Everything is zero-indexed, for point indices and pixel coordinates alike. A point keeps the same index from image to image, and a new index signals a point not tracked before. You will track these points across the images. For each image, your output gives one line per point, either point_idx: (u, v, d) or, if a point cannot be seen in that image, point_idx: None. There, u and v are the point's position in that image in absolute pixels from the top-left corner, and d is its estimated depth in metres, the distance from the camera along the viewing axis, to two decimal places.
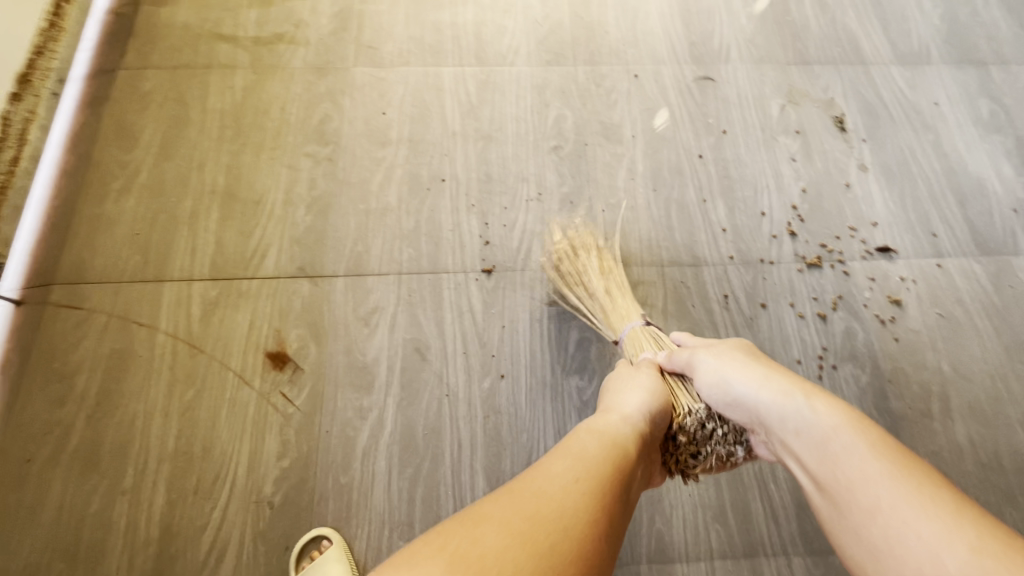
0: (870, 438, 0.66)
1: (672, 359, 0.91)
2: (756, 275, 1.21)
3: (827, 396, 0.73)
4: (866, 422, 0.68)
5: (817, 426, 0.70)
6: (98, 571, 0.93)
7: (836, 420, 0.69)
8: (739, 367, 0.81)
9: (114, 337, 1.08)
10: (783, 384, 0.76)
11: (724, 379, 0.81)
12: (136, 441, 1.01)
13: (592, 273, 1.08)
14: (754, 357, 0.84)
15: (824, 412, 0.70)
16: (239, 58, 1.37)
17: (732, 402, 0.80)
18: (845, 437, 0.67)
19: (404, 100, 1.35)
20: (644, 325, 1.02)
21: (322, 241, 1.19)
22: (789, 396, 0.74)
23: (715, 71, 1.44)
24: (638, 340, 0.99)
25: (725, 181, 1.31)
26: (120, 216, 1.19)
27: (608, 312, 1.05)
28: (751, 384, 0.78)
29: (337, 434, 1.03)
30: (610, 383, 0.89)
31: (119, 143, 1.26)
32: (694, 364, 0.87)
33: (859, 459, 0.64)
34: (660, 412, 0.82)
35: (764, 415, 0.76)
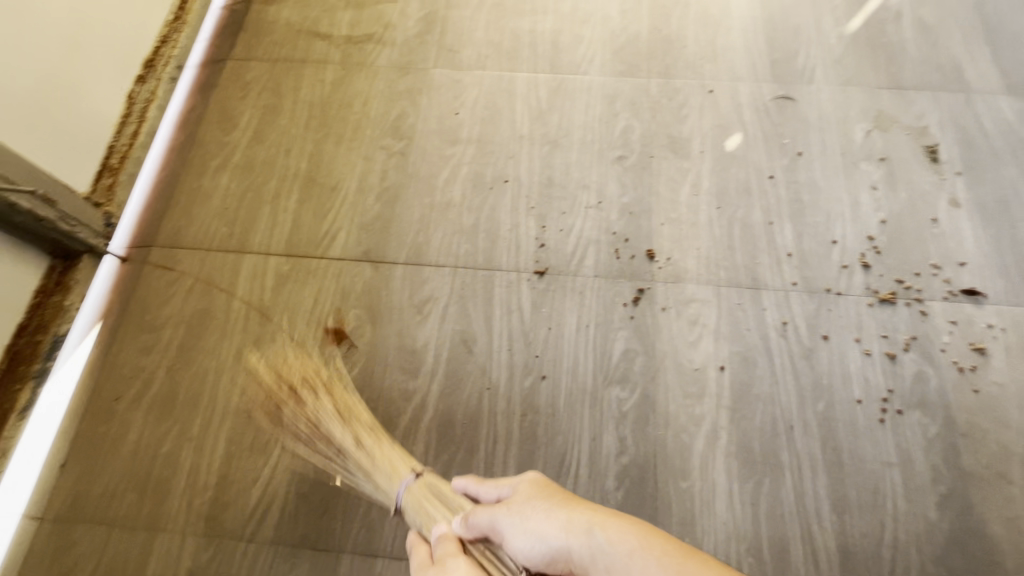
0: (665, 555, 0.59)
1: (470, 527, 0.72)
2: (821, 305, 1.16)
3: (619, 516, 0.64)
4: (657, 533, 0.61)
5: (620, 557, 0.61)
6: (163, 506, 1.03)
7: (632, 545, 0.60)
8: (541, 518, 0.67)
9: (197, 299, 1.20)
10: (584, 517, 0.65)
11: (533, 538, 0.67)
12: (206, 393, 1.11)
13: (333, 427, 0.95)
14: (549, 493, 0.71)
15: (620, 539, 0.61)
16: (331, 55, 1.48)
17: (548, 560, 0.66)
18: (643, 562, 0.59)
19: (477, 102, 1.40)
20: (416, 478, 0.84)
21: (388, 229, 1.26)
22: (589, 531, 0.64)
23: (796, 91, 1.39)
24: (422, 507, 0.80)
25: (796, 205, 1.26)
26: (214, 191, 1.32)
27: (369, 472, 0.90)
28: (558, 535, 0.65)
29: (381, 413, 1.09)
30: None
31: (221, 125, 1.40)
32: (497, 528, 0.70)
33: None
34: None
35: (578, 567, 0.64)
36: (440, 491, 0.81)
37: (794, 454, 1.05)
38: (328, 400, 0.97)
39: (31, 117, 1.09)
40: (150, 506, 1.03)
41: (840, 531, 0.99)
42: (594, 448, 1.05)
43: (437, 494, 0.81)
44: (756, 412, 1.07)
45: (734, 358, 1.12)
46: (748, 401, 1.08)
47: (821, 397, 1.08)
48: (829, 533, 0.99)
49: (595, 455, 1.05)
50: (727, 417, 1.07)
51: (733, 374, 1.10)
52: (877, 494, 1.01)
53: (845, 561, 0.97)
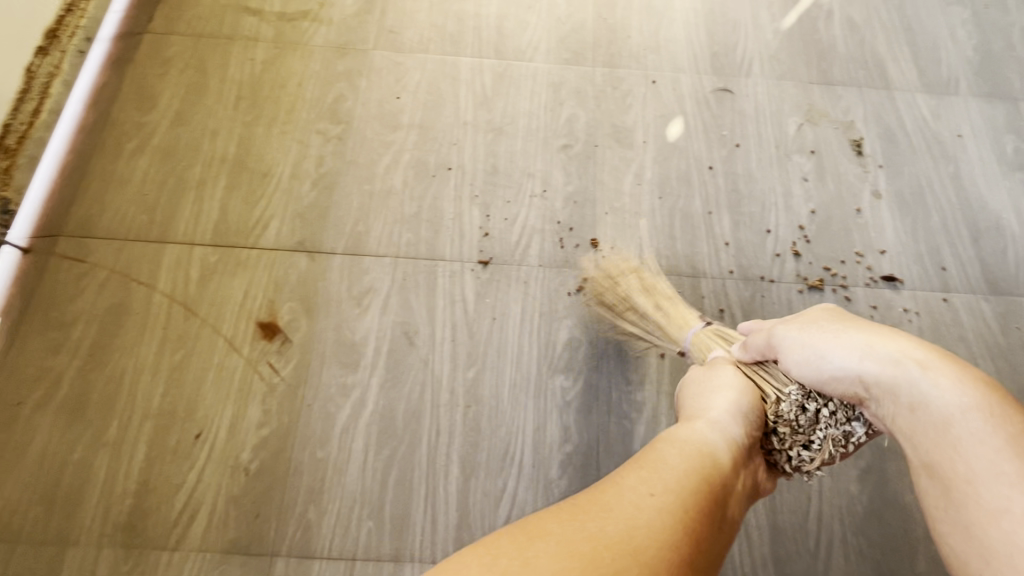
0: (999, 418, 0.65)
1: (751, 350, 0.91)
2: (755, 292, 1.20)
3: (944, 362, 0.70)
4: (992, 395, 0.67)
5: (937, 401, 0.68)
6: (74, 518, 0.95)
7: (954, 396, 0.68)
8: (831, 337, 0.80)
9: (112, 293, 1.11)
10: (891, 351, 0.74)
11: (821, 356, 0.79)
12: (124, 394, 1.03)
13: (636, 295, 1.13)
14: (842, 321, 0.82)
15: (950, 386, 0.68)
16: (263, 32, 1.39)
17: (829, 379, 0.79)
18: (963, 412, 0.66)
19: (419, 86, 1.36)
20: (705, 327, 1.03)
21: (325, 217, 1.20)
22: (900, 364, 0.72)
23: (735, 84, 1.42)
24: (705, 346, 0.99)
25: (733, 195, 1.29)
26: (131, 175, 1.22)
27: (664, 326, 1.07)
28: (848, 359, 0.77)
29: (318, 409, 1.04)
30: (695, 390, 0.90)
31: (138, 105, 1.29)
32: (779, 345, 0.86)
33: (983, 444, 0.64)
34: (749, 407, 0.84)
35: (865, 388, 0.75)
36: (726, 334, 1.00)
37: None
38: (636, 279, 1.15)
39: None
40: (60, 518, 0.95)
41: (772, 508, 1.04)
42: (537, 439, 1.05)
43: (723, 335, 1.00)
44: None
45: None
46: None
47: None
48: (761, 510, 1.03)
49: (540, 444, 1.05)
50: (667, 402, 1.09)
51: (673, 360, 1.13)
52: None
53: (775, 536, 1.02)
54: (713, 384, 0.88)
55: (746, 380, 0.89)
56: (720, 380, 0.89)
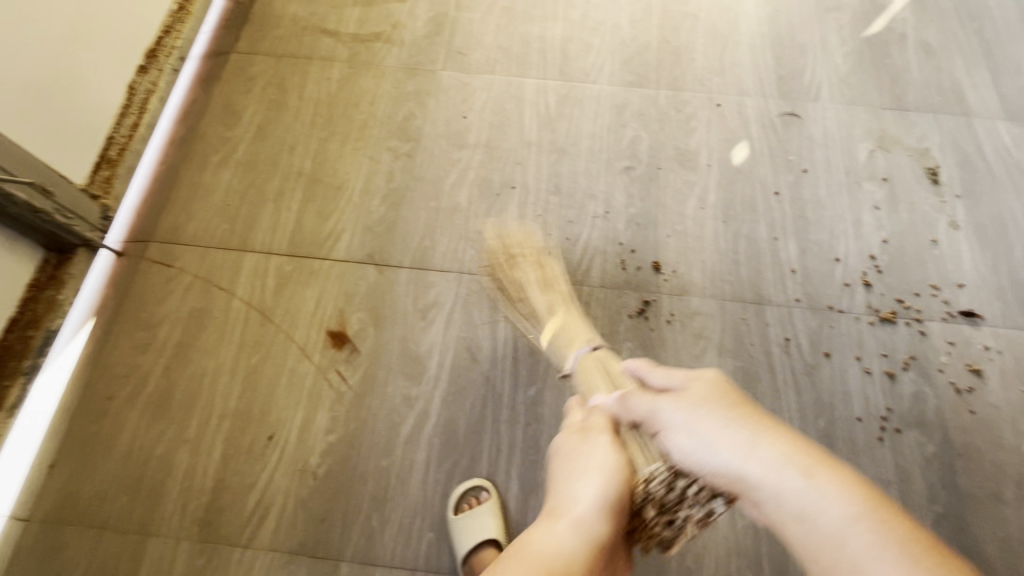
0: (891, 531, 0.55)
1: (627, 409, 0.78)
2: (823, 322, 1.17)
3: (825, 464, 0.61)
4: (882, 503, 0.58)
5: (823, 510, 0.58)
6: (156, 509, 1.01)
7: (844, 505, 0.58)
8: (718, 424, 0.67)
9: (196, 297, 1.17)
10: (776, 451, 0.63)
11: (702, 446, 0.67)
12: (204, 394, 1.09)
13: (532, 288, 1.09)
14: (725, 400, 0.70)
15: (834, 493, 0.59)
16: (338, 52, 1.46)
17: (710, 472, 0.66)
18: (855, 527, 0.56)
19: (485, 106, 1.40)
20: (592, 350, 0.96)
21: (393, 231, 1.24)
22: (783, 466, 0.62)
23: (802, 108, 1.40)
24: (591, 376, 0.92)
25: (800, 221, 1.27)
26: (216, 186, 1.29)
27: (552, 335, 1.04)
28: (732, 451, 0.65)
29: (384, 419, 1.07)
30: (564, 465, 0.78)
31: (224, 120, 1.37)
32: (659, 419, 0.73)
33: (872, 562, 0.54)
34: (615, 492, 0.71)
35: (745, 488, 0.64)
36: (611, 372, 0.91)
37: None
38: (533, 269, 1.11)
39: (33, 103, 1.05)
40: (143, 509, 1.01)
41: None
42: None
43: (608, 376, 0.91)
44: None
45: (737, 372, 1.12)
46: None
47: (823, 414, 1.09)
48: None
49: None
50: None
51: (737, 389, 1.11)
52: None
53: None
54: (584, 460, 0.76)
55: (618, 451, 0.76)
56: (589, 457, 0.76)
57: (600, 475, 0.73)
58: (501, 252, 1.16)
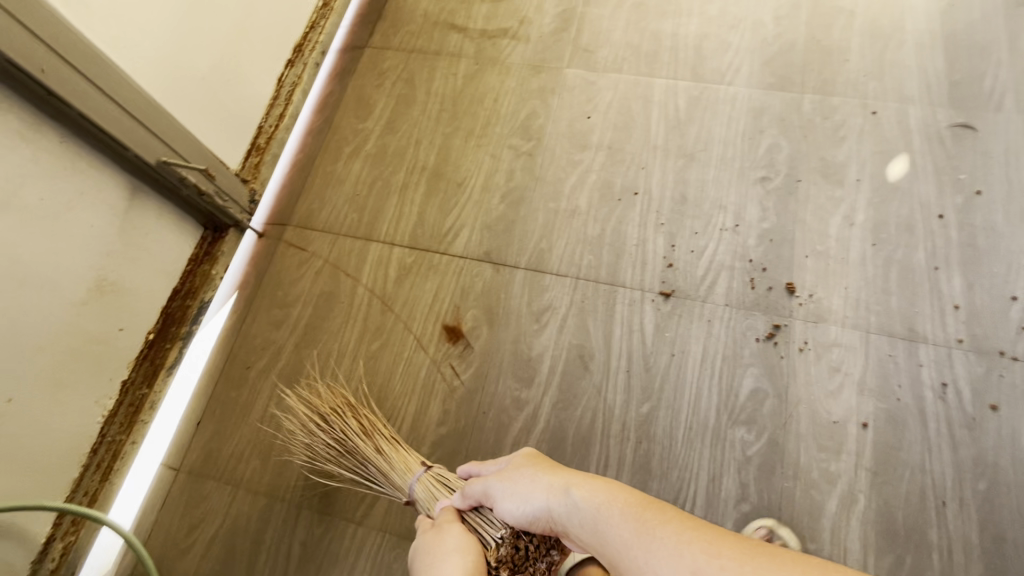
0: (628, 505, 0.63)
1: (467, 499, 0.81)
2: (991, 369, 1.02)
3: (589, 477, 0.69)
4: (628, 492, 0.65)
5: (587, 512, 0.65)
6: (283, 475, 1.09)
7: (601, 501, 0.64)
8: (523, 479, 0.74)
9: (325, 280, 1.25)
10: (559, 479, 0.70)
11: (519, 500, 0.72)
12: (328, 374, 1.16)
13: (354, 439, 0.99)
14: (535, 461, 0.77)
15: (590, 494, 0.66)
16: (465, 48, 1.48)
17: (530, 519, 0.72)
18: (609, 511, 0.63)
19: (610, 106, 1.35)
20: (428, 472, 0.93)
21: (510, 231, 1.24)
22: (565, 491, 0.69)
23: (978, 119, 1.23)
24: (428, 494, 0.90)
25: (968, 250, 1.11)
26: (347, 176, 1.36)
27: (388, 477, 0.95)
28: (540, 497, 0.70)
29: (493, 418, 1.08)
30: (424, 560, 0.78)
31: (356, 113, 1.44)
32: (489, 494, 0.77)
33: (623, 541, 0.60)
34: (470, 566, 0.75)
35: (557, 525, 0.69)
36: (446, 478, 0.92)
37: (945, 537, 0.93)
38: (351, 421, 1.01)
39: (210, 94, 1.17)
40: (272, 474, 1.09)
41: None
42: (711, 490, 0.99)
43: (445, 483, 0.91)
44: (902, 479, 0.97)
45: (880, 415, 1.01)
46: (894, 465, 0.98)
47: (985, 475, 0.96)
48: None
49: (714, 497, 0.99)
50: (868, 479, 0.97)
51: (878, 433, 1.00)
52: None
53: None
54: (439, 549, 0.77)
55: (468, 537, 0.79)
56: (445, 543, 0.78)
57: (456, 555, 0.76)
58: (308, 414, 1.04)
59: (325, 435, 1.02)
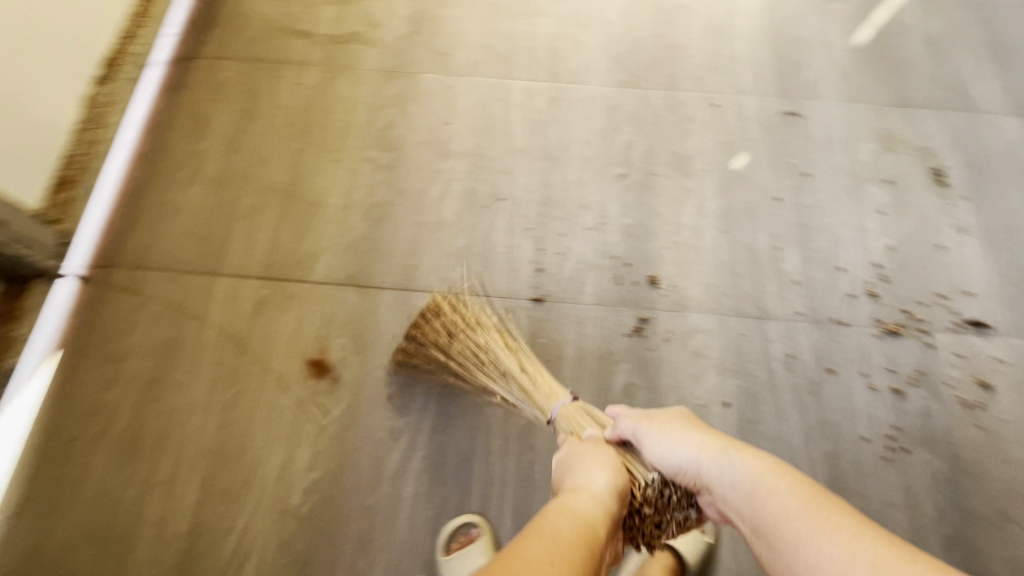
0: (792, 482, 0.69)
1: (617, 432, 0.85)
2: (827, 337, 1.12)
3: (752, 448, 0.74)
4: (790, 470, 0.70)
5: (745, 478, 0.71)
6: (127, 557, 0.95)
7: (763, 471, 0.70)
8: (675, 431, 0.78)
9: (166, 326, 1.11)
10: (715, 442, 0.75)
11: (668, 448, 0.77)
12: (177, 433, 1.03)
13: (498, 351, 0.98)
14: (685, 417, 0.81)
15: (750, 463, 0.71)
16: (313, 55, 1.37)
17: (674, 468, 0.77)
18: (771, 482, 0.69)
19: (470, 111, 1.32)
20: (574, 401, 0.93)
21: (375, 250, 1.17)
22: (723, 452, 0.74)
23: (803, 107, 1.34)
24: (573, 419, 0.90)
25: (802, 229, 1.21)
26: (184, 204, 1.21)
27: (530, 393, 0.95)
28: (694, 452, 0.75)
29: (368, 453, 1.02)
30: (571, 462, 0.81)
31: (191, 132, 1.28)
32: (638, 435, 0.82)
33: (787, 512, 0.66)
34: (620, 483, 0.76)
35: (704, 479, 0.75)
36: (594, 412, 0.92)
37: None
38: (497, 334, 1.01)
39: None
40: (114, 558, 0.95)
41: None
42: None
43: (591, 415, 0.92)
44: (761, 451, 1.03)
45: (738, 393, 1.07)
46: (753, 438, 1.04)
47: (828, 435, 1.05)
48: None
49: None
50: None
51: (737, 411, 1.06)
52: None
53: None
54: (592, 457, 0.80)
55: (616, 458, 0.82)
56: (599, 455, 0.80)
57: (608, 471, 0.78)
58: (445, 322, 1.01)
59: (466, 343, 0.99)
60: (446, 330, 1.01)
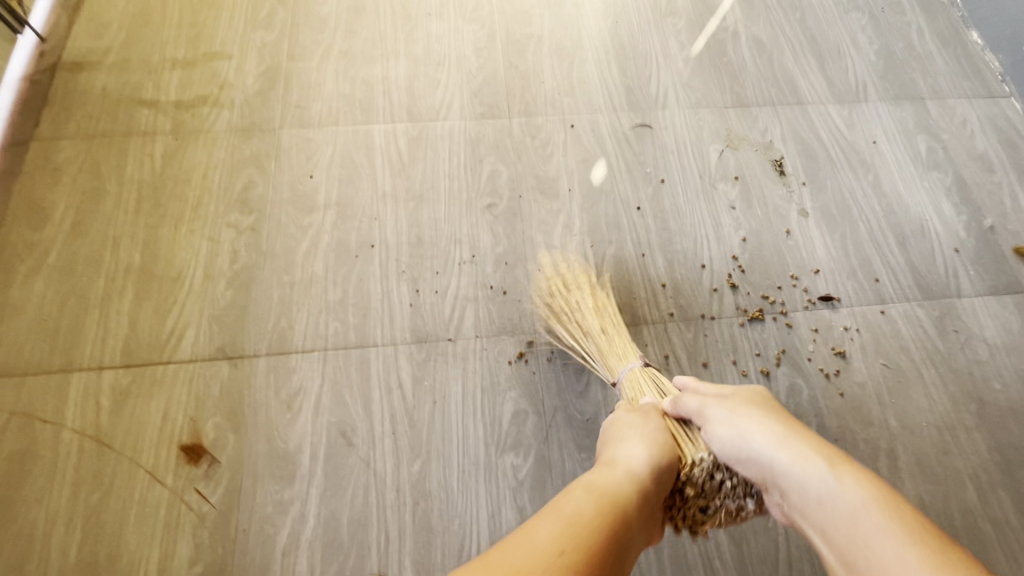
0: (904, 522, 0.62)
1: (678, 407, 0.86)
2: (698, 332, 1.18)
3: (854, 468, 0.70)
4: (902, 503, 0.65)
5: (841, 498, 0.67)
6: None
7: (865, 498, 0.65)
8: (754, 421, 0.77)
9: (14, 438, 1.02)
10: (806, 449, 0.72)
11: (740, 436, 0.76)
12: (36, 553, 0.94)
13: (586, 311, 1.07)
14: (771, 413, 0.80)
15: (849, 484, 0.67)
16: (160, 124, 1.32)
17: (744, 458, 0.76)
18: (876, 517, 0.63)
19: (332, 161, 1.31)
20: (643, 367, 0.97)
21: (244, 318, 1.14)
22: (813, 463, 0.71)
23: (652, 118, 1.42)
24: (637, 386, 0.95)
25: (664, 234, 1.28)
26: (28, 300, 1.13)
27: (604, 354, 1.03)
28: (775, 449, 0.73)
29: (255, 533, 0.97)
30: (616, 430, 0.85)
31: (29, 222, 1.20)
32: (705, 415, 0.82)
33: (894, 559, 0.59)
34: (661, 457, 0.76)
35: (779, 479, 0.72)
36: (661, 381, 0.95)
37: None
38: (590, 297, 1.09)
39: None
40: None
41: (740, 560, 1.01)
42: (493, 526, 1.00)
43: (659, 384, 0.94)
44: None
45: None
46: None
47: None
48: (730, 565, 1.00)
49: (496, 531, 1.00)
50: None
51: None
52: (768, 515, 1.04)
53: None
54: (637, 429, 0.82)
55: (666, 430, 0.83)
56: (647, 428, 0.82)
57: (649, 444, 0.79)
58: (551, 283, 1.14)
59: (560, 304, 1.11)
60: (548, 291, 1.14)
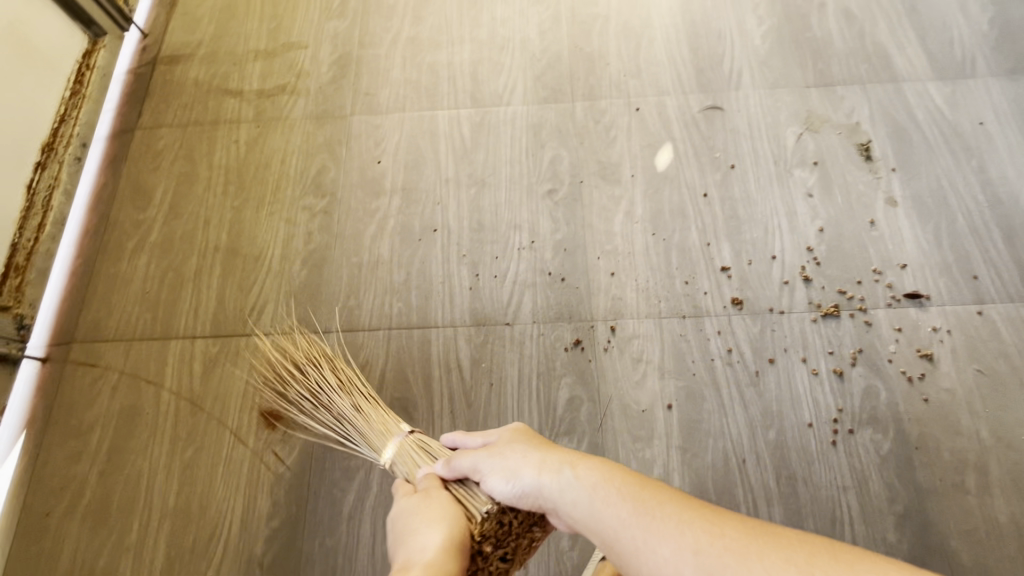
0: (623, 481, 0.63)
1: (453, 469, 0.79)
2: (764, 326, 1.13)
3: (588, 457, 0.68)
4: (619, 469, 0.65)
5: (580, 490, 0.65)
6: None
7: (596, 479, 0.65)
8: (515, 454, 0.73)
9: (124, 395, 1.15)
10: (553, 458, 0.69)
11: (506, 475, 0.71)
12: (142, 497, 1.07)
13: (332, 390, 1.01)
14: (527, 436, 0.76)
15: (587, 473, 0.66)
16: (244, 112, 1.42)
17: (515, 492, 0.70)
18: (609, 491, 0.63)
19: (399, 147, 1.35)
20: (408, 435, 0.91)
21: (317, 296, 1.21)
22: (561, 471, 0.68)
23: (724, 100, 1.35)
24: (411, 461, 0.87)
25: (732, 222, 1.22)
26: (135, 273, 1.26)
27: (365, 434, 0.95)
28: (531, 472, 0.69)
29: (325, 495, 1.05)
30: (403, 523, 0.76)
31: (135, 203, 1.33)
32: (478, 469, 0.75)
33: (622, 522, 0.60)
34: (454, 533, 0.71)
35: (547, 502, 0.68)
36: (428, 445, 0.89)
37: (750, 491, 1.02)
38: (331, 369, 1.05)
39: None
40: None
41: None
42: None
43: (427, 450, 0.89)
44: (707, 448, 1.05)
45: (680, 393, 1.09)
46: (698, 437, 1.06)
47: (772, 425, 1.06)
48: None
49: None
50: (679, 458, 1.04)
51: (681, 412, 1.08)
52: (834, 522, 0.99)
53: None
54: (422, 514, 0.75)
55: (451, 500, 0.77)
56: (430, 509, 0.75)
57: (441, 522, 0.73)
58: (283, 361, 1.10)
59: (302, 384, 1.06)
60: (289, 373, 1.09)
